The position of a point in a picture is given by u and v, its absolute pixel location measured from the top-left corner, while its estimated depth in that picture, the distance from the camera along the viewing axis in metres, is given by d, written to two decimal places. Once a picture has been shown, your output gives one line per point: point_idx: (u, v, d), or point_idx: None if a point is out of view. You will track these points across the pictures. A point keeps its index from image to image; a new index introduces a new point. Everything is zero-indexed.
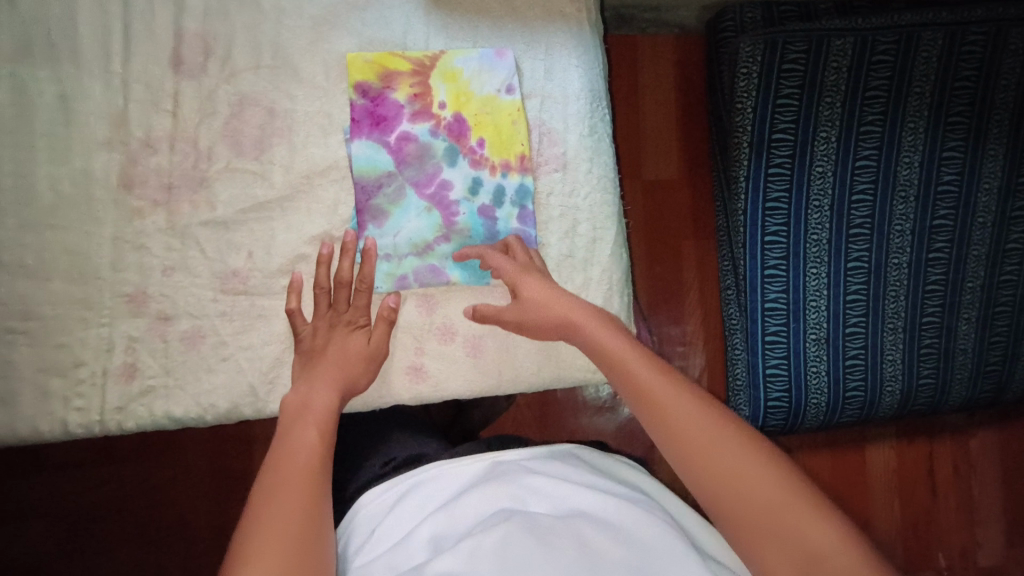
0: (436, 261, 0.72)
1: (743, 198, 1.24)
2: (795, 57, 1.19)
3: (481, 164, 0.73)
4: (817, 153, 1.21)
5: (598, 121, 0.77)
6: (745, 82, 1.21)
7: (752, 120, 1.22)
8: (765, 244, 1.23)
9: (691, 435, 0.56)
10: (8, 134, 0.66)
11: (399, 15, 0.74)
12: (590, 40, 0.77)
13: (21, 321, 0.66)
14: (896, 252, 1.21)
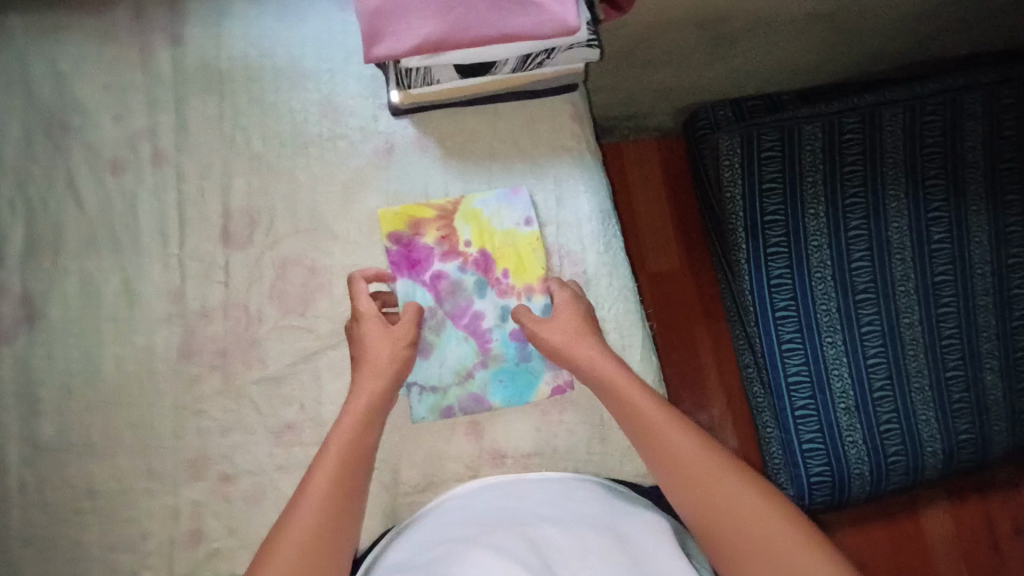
0: (477, 389, 0.76)
1: (748, 278, 1.29)
2: (771, 145, 1.30)
3: (509, 295, 0.78)
4: (810, 228, 1.28)
5: (613, 237, 0.83)
6: (730, 173, 1.31)
7: (743, 206, 1.30)
8: (777, 320, 1.27)
9: (687, 467, 0.58)
10: (77, 322, 0.71)
11: (420, 169, 0.81)
12: (593, 167, 0.85)
13: (90, 499, 0.68)
14: (905, 312, 1.25)
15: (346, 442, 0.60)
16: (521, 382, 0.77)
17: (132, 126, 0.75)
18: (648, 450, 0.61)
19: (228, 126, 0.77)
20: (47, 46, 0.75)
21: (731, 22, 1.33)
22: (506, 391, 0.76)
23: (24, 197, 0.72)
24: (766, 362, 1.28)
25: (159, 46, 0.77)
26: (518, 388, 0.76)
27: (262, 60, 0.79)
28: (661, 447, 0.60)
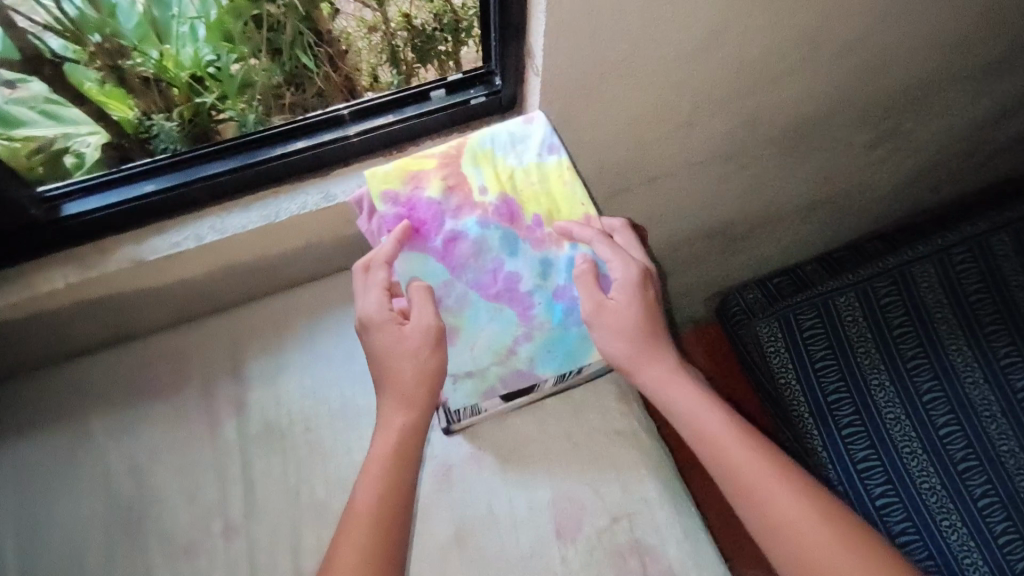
0: (519, 363, 0.76)
1: (834, 467, 1.32)
2: (812, 325, 1.39)
3: (540, 245, 0.75)
4: (880, 402, 1.32)
5: (691, 521, 0.78)
6: (780, 360, 1.39)
7: (803, 392, 1.37)
8: (880, 508, 1.27)
9: None
10: None
11: (482, 491, 0.80)
12: (652, 449, 0.83)
13: None
14: (1018, 474, 1.21)
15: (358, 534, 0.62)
16: (568, 351, 0.76)
17: (205, 502, 0.78)
18: None
19: (295, 483, 0.80)
20: (126, 438, 0.81)
21: (738, 227, 1.40)
22: (555, 361, 0.77)
23: None
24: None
25: (226, 416, 0.83)
26: (568, 359, 0.77)
27: (320, 407, 0.84)
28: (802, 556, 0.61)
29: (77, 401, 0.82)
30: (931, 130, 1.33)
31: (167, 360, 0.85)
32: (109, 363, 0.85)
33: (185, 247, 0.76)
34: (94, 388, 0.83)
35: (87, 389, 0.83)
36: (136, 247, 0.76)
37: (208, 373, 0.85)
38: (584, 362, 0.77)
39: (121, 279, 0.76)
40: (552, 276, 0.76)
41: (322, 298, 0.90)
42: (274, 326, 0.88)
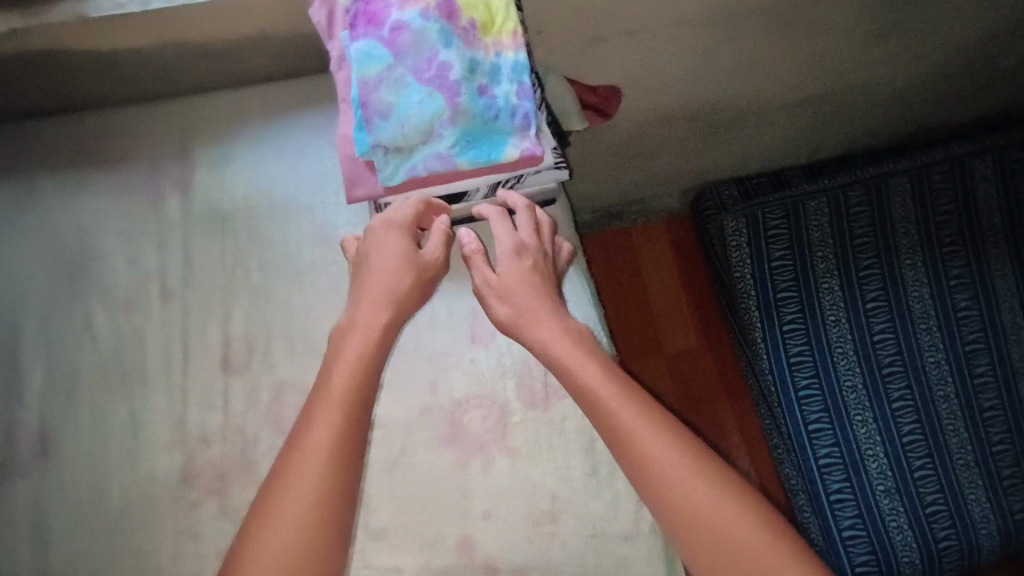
0: (442, 150, 0.70)
1: (767, 359, 1.29)
2: (777, 223, 1.31)
3: (477, 46, 0.71)
4: (825, 303, 1.28)
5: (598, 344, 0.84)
6: (738, 253, 1.32)
7: (754, 284, 1.31)
8: (802, 401, 1.26)
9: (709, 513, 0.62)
10: (90, 452, 0.77)
11: None
12: (578, 276, 0.86)
13: None
14: (938, 384, 1.24)
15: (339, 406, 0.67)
16: (490, 144, 0.71)
17: (145, 268, 0.83)
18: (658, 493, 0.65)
19: (231, 265, 0.84)
20: (73, 201, 0.84)
21: (721, 111, 1.37)
22: (477, 155, 0.71)
23: (45, 341, 0.79)
24: (795, 446, 1.27)
25: (170, 193, 0.85)
26: (489, 154, 0.71)
27: (262, 198, 0.86)
28: (638, 453, 0.66)
29: (26, 159, 0.85)
30: (938, 34, 1.27)
31: (116, 134, 0.87)
32: (57, 128, 0.87)
33: (129, 9, 0.75)
34: (42, 150, 0.85)
35: (37, 148, 0.85)
36: (83, 4, 0.75)
37: (156, 151, 0.87)
38: (504, 160, 0.71)
39: (65, 35, 0.76)
40: (485, 72, 0.71)
41: (275, 96, 0.89)
42: (224, 117, 0.88)
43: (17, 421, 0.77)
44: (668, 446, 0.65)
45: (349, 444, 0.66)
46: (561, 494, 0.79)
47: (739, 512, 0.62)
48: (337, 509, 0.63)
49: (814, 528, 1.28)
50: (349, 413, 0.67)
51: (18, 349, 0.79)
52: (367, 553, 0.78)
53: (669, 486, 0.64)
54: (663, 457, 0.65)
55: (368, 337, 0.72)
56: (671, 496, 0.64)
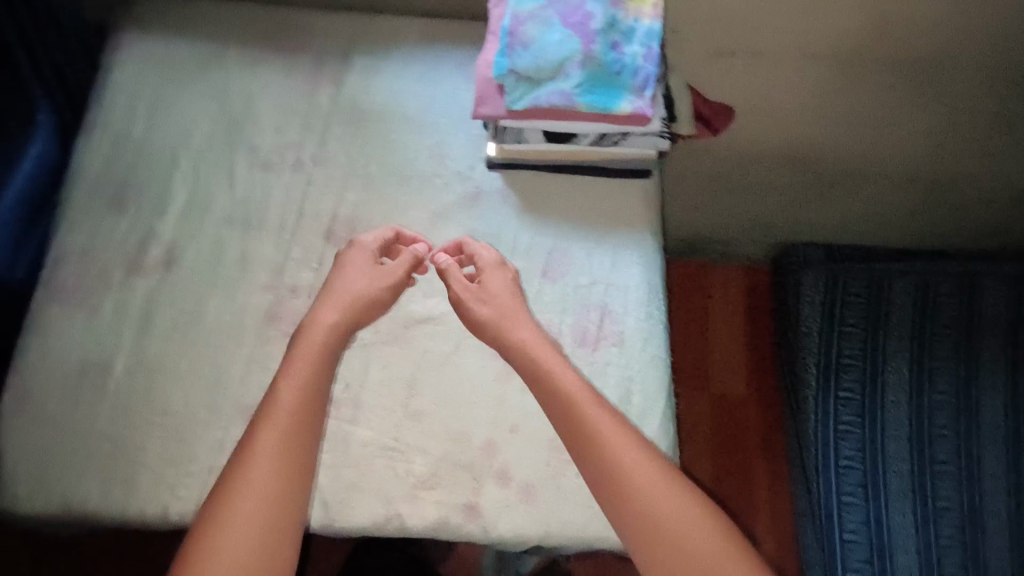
0: (567, 87, 0.79)
1: (812, 417, 1.23)
2: (857, 290, 1.25)
3: (620, 8, 0.82)
4: (889, 384, 1.19)
5: (655, 311, 0.90)
6: (810, 310, 1.27)
7: (819, 344, 1.25)
8: (840, 469, 1.18)
9: (660, 517, 0.66)
10: (201, 272, 0.88)
11: (498, 216, 0.93)
12: (651, 246, 0.93)
13: (159, 414, 0.81)
14: (991, 498, 1.11)
15: (303, 389, 0.72)
16: (610, 93, 0.80)
17: (288, 138, 0.96)
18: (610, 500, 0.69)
19: (358, 155, 0.95)
20: (247, 70, 0.99)
21: (831, 161, 1.38)
22: (595, 100, 0.80)
23: (194, 174, 0.93)
24: (822, 512, 1.19)
25: (325, 84, 0.99)
26: (606, 101, 0.80)
27: (398, 109, 0.98)
28: (594, 438, 0.71)
29: (220, 30, 1.01)
30: None
31: (295, 28, 1.02)
32: (252, 14, 1.02)
33: None
34: (234, 26, 1.01)
35: (232, 26, 1.01)
36: None
37: (324, 52, 1.01)
38: (617, 111, 0.80)
39: None
40: (622, 33, 0.82)
41: (431, 35, 1.03)
42: (385, 37, 1.02)
43: (153, 231, 0.90)
44: (637, 449, 0.70)
45: (307, 429, 0.71)
46: None
47: (682, 499, 0.67)
48: (298, 473, 0.68)
49: None
50: (309, 395, 0.72)
51: (171, 174, 0.93)
52: (401, 429, 0.83)
53: (621, 469, 0.69)
54: (619, 445, 0.70)
55: (327, 330, 0.78)
56: (619, 479, 0.69)
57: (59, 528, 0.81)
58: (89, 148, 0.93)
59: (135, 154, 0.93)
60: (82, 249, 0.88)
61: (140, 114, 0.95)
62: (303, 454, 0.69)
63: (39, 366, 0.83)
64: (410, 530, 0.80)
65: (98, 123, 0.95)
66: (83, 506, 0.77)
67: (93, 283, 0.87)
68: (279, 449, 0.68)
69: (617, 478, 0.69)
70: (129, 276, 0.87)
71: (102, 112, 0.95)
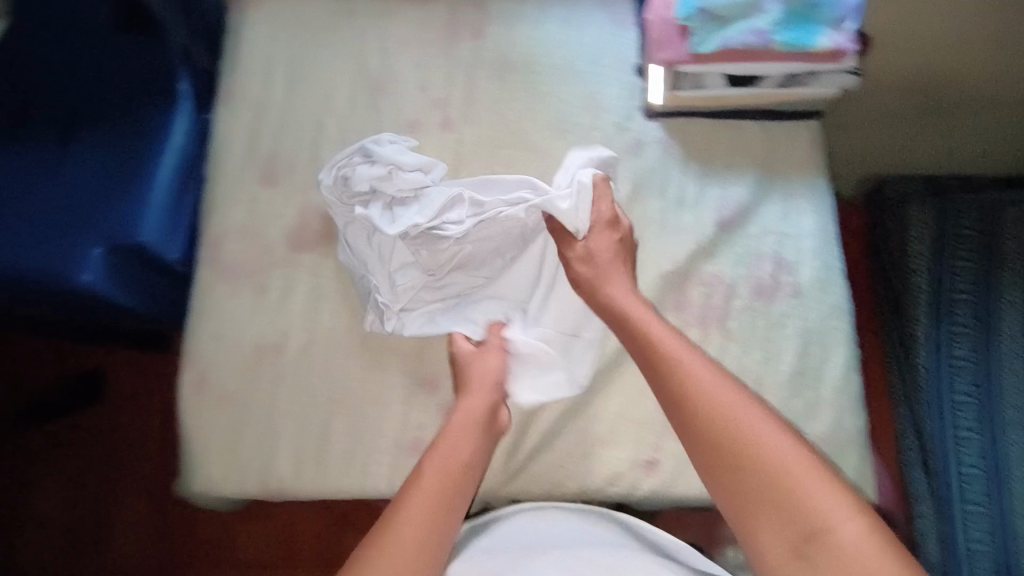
0: (760, 25, 0.74)
1: (926, 389, 1.23)
2: (965, 257, 1.23)
3: None
4: (1006, 351, 1.17)
5: (831, 258, 0.86)
6: (919, 247, 1.28)
7: (924, 328, 1.24)
8: (958, 443, 1.17)
9: (727, 426, 0.61)
10: None
11: (659, 169, 0.89)
12: (823, 193, 0.88)
13: (342, 392, 0.81)
14: None
15: (455, 475, 0.67)
16: (806, 27, 0.74)
17: (432, 95, 0.91)
18: (677, 415, 0.64)
19: (509, 109, 0.90)
20: (382, 25, 0.93)
21: (954, 89, 1.13)
22: (797, 35, 0.74)
23: (343, 139, 0.89)
24: (941, 486, 1.18)
25: (465, 33, 0.93)
26: (806, 33, 0.74)
27: (544, 58, 0.92)
28: (730, 430, 0.60)
29: None
30: None
31: None
32: None
33: None
34: None
35: None
36: None
37: None
38: (817, 47, 0.74)
39: None
40: None
41: None
42: None
43: (312, 203, 0.87)
44: (693, 352, 0.67)
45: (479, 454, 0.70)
46: (766, 382, 0.81)
47: (735, 410, 0.61)
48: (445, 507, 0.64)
49: (930, 542, 1.21)
50: (449, 495, 0.65)
51: (318, 143, 0.88)
52: None
53: (751, 443, 0.60)
54: (757, 435, 0.60)
55: (473, 402, 0.73)
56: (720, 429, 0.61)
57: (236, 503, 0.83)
58: (226, 118, 0.89)
59: (277, 123, 0.89)
60: (242, 226, 0.85)
61: (276, 80, 0.90)
62: (440, 535, 0.63)
63: (215, 349, 0.82)
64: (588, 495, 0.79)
65: (234, 89, 0.90)
66: (280, 483, 0.79)
67: (257, 261, 0.85)
68: (452, 470, 0.67)
69: (713, 396, 0.62)
70: (292, 253, 0.85)
71: (238, 80, 0.90)
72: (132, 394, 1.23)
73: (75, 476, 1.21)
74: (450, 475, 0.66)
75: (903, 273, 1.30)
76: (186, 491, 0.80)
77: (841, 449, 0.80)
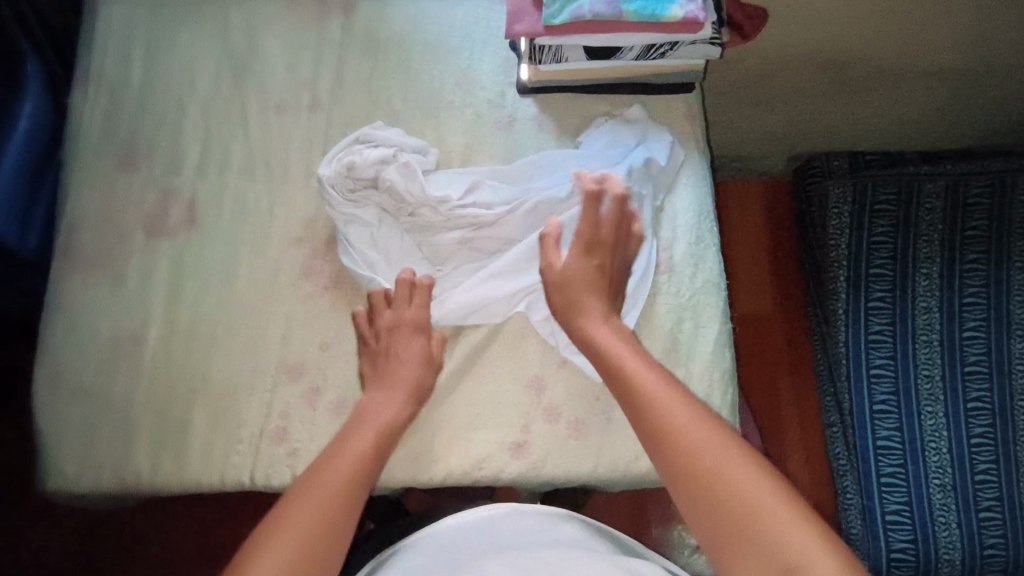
0: None
1: (846, 363, 1.22)
2: (883, 230, 1.24)
3: None
4: (919, 323, 1.19)
5: (706, 233, 0.85)
6: (838, 222, 1.26)
7: (845, 304, 1.23)
8: (875, 416, 1.19)
9: (698, 453, 0.54)
10: (225, 231, 0.82)
11: (533, 145, 0.87)
12: (699, 165, 0.87)
13: (201, 382, 0.78)
14: (979, 424, 1.14)
15: (357, 458, 0.63)
16: None
17: (300, 75, 0.88)
18: (650, 445, 0.58)
19: (379, 88, 0.88)
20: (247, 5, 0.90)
21: (858, 58, 1.08)
22: (647, 4, 0.74)
23: (206, 121, 0.86)
24: (859, 459, 1.19)
25: (334, 12, 0.90)
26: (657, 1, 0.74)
27: (416, 35, 0.90)
28: (706, 475, 0.53)
29: None
30: None
31: None
32: None
33: None
34: None
35: None
36: None
37: None
38: (668, 16, 0.74)
39: None
40: None
41: None
42: None
43: (172, 188, 0.83)
44: (665, 383, 0.61)
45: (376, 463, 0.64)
46: None
47: (707, 439, 0.55)
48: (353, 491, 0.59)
49: (853, 511, 1.24)
50: (353, 478, 0.61)
51: (179, 126, 0.85)
52: None
53: (727, 489, 0.52)
54: (725, 476, 0.53)
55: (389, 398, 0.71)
56: (690, 460, 0.54)
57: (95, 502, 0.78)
58: (83, 103, 0.85)
59: (135, 105, 0.85)
60: (97, 213, 0.82)
61: (135, 62, 0.86)
62: (339, 532, 0.56)
63: (68, 342, 0.78)
64: (456, 481, 0.76)
65: (91, 72, 0.86)
66: (133, 479, 0.74)
67: (112, 249, 0.81)
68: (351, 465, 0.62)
69: (681, 425, 0.57)
70: (150, 240, 0.81)
71: (94, 62, 0.86)
72: None
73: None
74: (343, 479, 0.60)
75: (824, 246, 1.29)
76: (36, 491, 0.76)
77: None
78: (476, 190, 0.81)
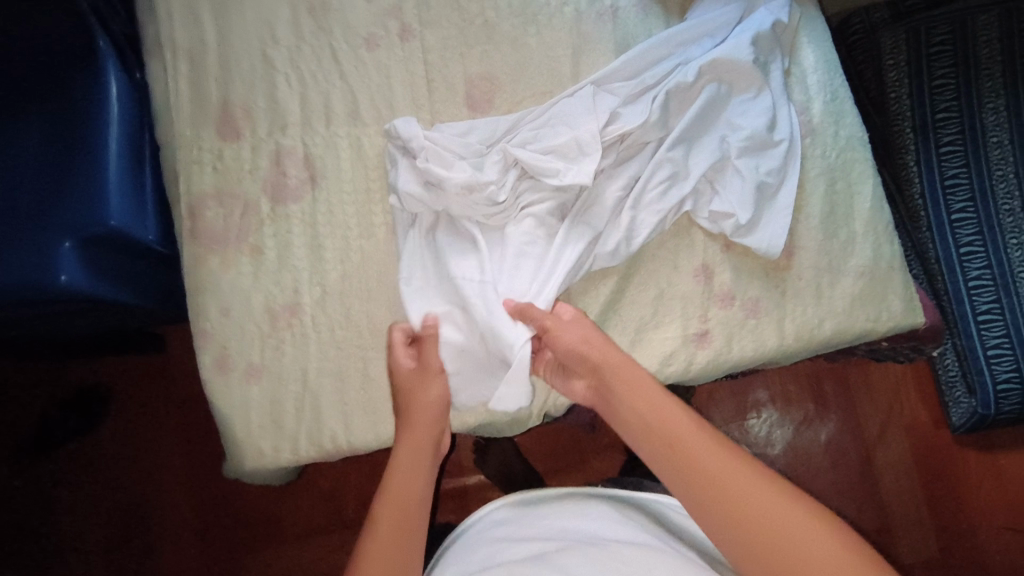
0: None
1: (924, 217, 1.14)
2: (943, 71, 1.12)
3: None
4: (993, 157, 1.09)
5: (840, 90, 0.82)
6: (895, 72, 1.15)
7: (915, 157, 1.14)
8: (962, 258, 1.11)
9: (743, 505, 0.53)
10: (349, 182, 0.78)
11: (642, 31, 0.83)
12: (816, 18, 0.84)
13: (371, 338, 0.76)
14: None
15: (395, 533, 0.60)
16: None
17: (382, 3, 0.82)
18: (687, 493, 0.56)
19: (468, 1, 0.82)
20: None
21: None
22: None
23: (296, 72, 0.80)
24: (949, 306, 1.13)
25: None
26: None
27: None
28: (742, 506, 0.53)
29: None
30: None
31: None
32: None
33: None
34: None
35: None
36: None
37: None
38: None
39: None
40: None
41: None
42: None
43: (282, 148, 0.78)
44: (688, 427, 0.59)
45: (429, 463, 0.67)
46: (799, 231, 0.78)
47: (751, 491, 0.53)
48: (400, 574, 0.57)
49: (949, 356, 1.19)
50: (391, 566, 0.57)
51: (270, 81, 0.80)
52: (598, 280, 0.77)
53: (776, 524, 0.51)
54: (765, 504, 0.52)
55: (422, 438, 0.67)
56: (734, 505, 0.53)
57: (287, 472, 0.78)
58: (164, 75, 0.79)
59: (219, 67, 0.79)
60: (214, 189, 0.77)
61: (206, 22, 0.80)
62: None
63: (224, 325, 0.75)
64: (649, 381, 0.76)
65: (162, 39, 0.80)
66: (334, 442, 0.74)
67: (241, 222, 0.77)
68: (407, 462, 0.65)
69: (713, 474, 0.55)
70: (276, 206, 0.78)
71: (163, 29, 0.80)
72: (139, 392, 1.18)
73: (107, 493, 1.15)
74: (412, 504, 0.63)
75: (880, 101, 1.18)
76: (237, 471, 0.76)
77: (885, 277, 0.78)
78: (601, 107, 0.77)
